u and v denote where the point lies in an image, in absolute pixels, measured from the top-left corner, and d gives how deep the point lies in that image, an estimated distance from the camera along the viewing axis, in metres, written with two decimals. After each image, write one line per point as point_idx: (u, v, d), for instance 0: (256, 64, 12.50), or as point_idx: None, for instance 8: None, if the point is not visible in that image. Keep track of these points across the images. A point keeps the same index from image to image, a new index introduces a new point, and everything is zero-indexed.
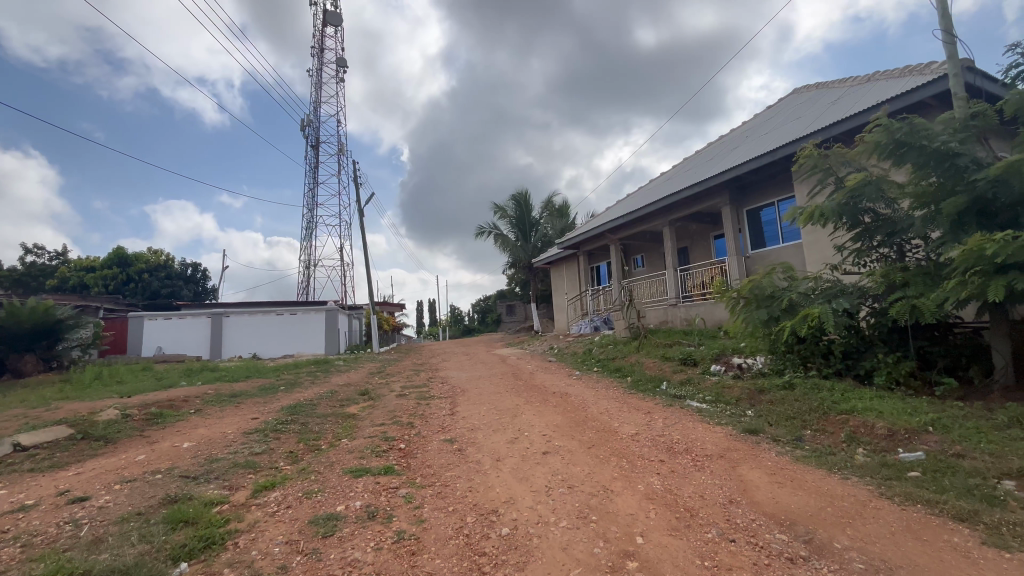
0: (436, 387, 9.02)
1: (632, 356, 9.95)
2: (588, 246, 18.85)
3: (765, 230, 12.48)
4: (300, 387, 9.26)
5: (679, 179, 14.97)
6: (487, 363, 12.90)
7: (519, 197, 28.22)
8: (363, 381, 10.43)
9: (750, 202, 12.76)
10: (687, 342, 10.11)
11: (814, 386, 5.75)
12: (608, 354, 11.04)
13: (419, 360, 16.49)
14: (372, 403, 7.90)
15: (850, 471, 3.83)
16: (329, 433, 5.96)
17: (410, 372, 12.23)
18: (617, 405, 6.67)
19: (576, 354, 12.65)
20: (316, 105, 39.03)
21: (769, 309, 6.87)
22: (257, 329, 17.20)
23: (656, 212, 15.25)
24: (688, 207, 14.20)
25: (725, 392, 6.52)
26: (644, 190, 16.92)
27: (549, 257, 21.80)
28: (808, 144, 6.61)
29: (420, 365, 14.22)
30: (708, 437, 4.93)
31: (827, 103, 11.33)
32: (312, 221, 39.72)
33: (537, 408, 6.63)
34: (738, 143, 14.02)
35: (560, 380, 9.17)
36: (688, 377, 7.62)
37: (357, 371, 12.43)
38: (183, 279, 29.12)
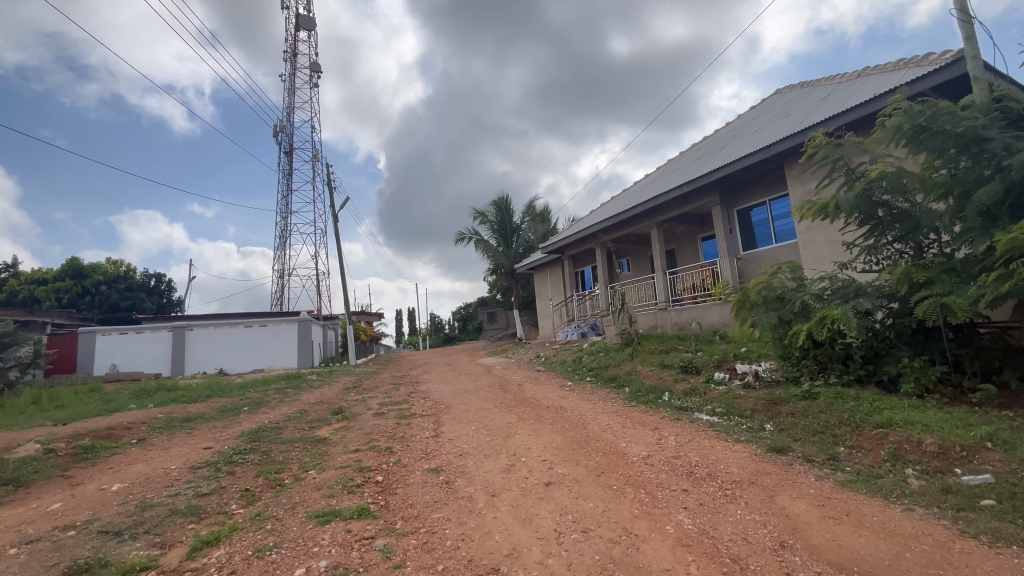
0: (418, 403, 8.25)
1: (626, 364, 9.36)
2: (573, 251, 18.34)
3: (756, 231, 12.13)
4: (266, 407, 8.37)
5: (666, 180, 14.60)
6: (472, 374, 12.17)
7: (499, 202, 27.68)
8: (337, 398, 9.59)
9: (740, 202, 12.43)
10: (684, 349, 9.58)
11: (838, 394, 5.23)
12: (600, 362, 10.43)
13: (398, 372, 15.62)
14: (347, 423, 7.08)
15: (910, 499, 3.27)
16: (294, 464, 5.15)
17: (388, 386, 11.37)
18: (620, 421, 6.04)
19: (566, 363, 12.01)
20: (289, 111, 37.94)
21: (779, 312, 6.40)
22: (223, 343, 16.05)
23: (643, 214, 14.82)
24: (677, 208, 13.82)
25: (737, 403, 5.97)
26: (629, 192, 16.53)
27: (532, 262, 21.23)
28: (819, 131, 6.25)
29: (400, 377, 13.39)
30: (732, 459, 4.33)
31: (817, 100, 11.08)
32: (286, 229, 38.41)
33: (532, 426, 5.94)
34: (725, 143, 13.75)
35: (553, 392, 8.49)
36: (692, 387, 7.06)
37: (332, 386, 11.53)
38: (146, 291, 27.53)
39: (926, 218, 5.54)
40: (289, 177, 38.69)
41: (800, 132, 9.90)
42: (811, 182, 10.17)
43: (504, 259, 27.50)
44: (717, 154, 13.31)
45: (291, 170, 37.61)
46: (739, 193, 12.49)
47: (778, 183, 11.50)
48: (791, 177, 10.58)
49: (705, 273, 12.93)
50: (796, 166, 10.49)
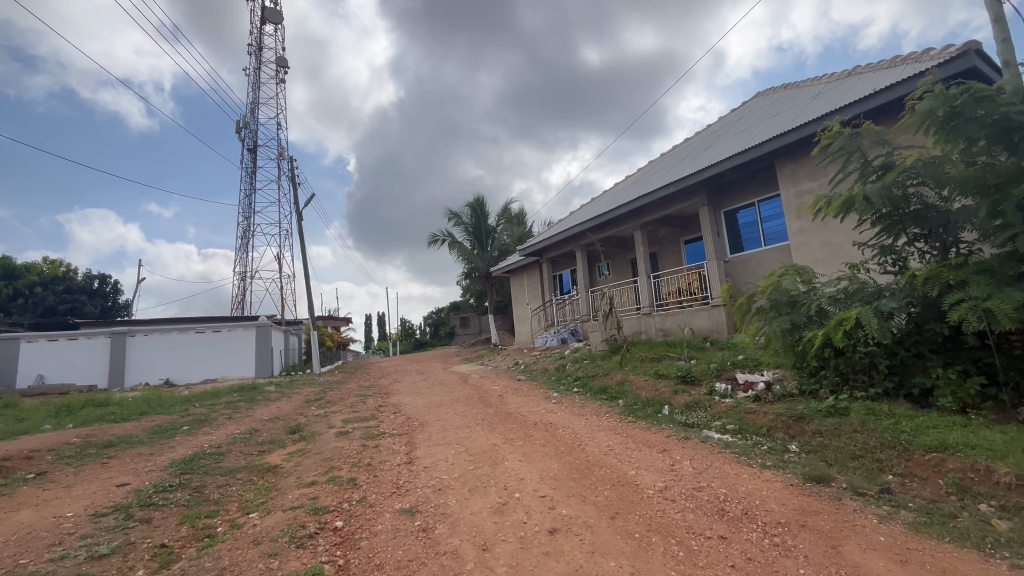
0: (388, 420, 7.31)
1: (616, 374, 8.67)
2: (552, 254, 17.68)
3: (744, 232, 11.74)
4: (210, 425, 7.26)
5: (649, 181, 14.11)
6: (447, 384, 11.26)
7: (475, 204, 26.92)
8: (295, 413, 8.52)
9: (727, 203, 12.03)
10: (676, 356, 8.97)
11: (869, 408, 4.65)
12: (585, 371, 9.72)
13: (366, 381, 14.51)
14: (304, 446, 6.09)
15: (1010, 552, 2.63)
16: (232, 505, 4.16)
17: (355, 398, 10.34)
18: (620, 441, 5.30)
19: (548, 371, 11.26)
20: (254, 107, 36.22)
21: (792, 317, 5.83)
22: (170, 350, 14.58)
23: (627, 215, 14.29)
24: (662, 209, 13.34)
25: (750, 419, 5.33)
26: (610, 193, 16.00)
27: (509, 265, 20.45)
28: (836, 119, 5.74)
29: (368, 388, 12.35)
30: (766, 492, 3.64)
31: (807, 99, 10.77)
32: (248, 229, 36.49)
33: (521, 448, 5.13)
34: (710, 143, 13.41)
35: (539, 406, 7.71)
36: (694, 400, 6.41)
37: (290, 398, 10.40)
38: (88, 293, 25.32)
39: (954, 214, 5.08)
40: (252, 175, 36.77)
41: (794, 130, 9.52)
42: (803, 183, 9.80)
43: (479, 263, 26.66)
44: (702, 154, 12.89)
45: (254, 168, 35.72)
46: (726, 194, 12.08)
47: (767, 184, 11.12)
48: (782, 177, 10.20)
49: (691, 277, 12.47)
50: (787, 166, 10.11)
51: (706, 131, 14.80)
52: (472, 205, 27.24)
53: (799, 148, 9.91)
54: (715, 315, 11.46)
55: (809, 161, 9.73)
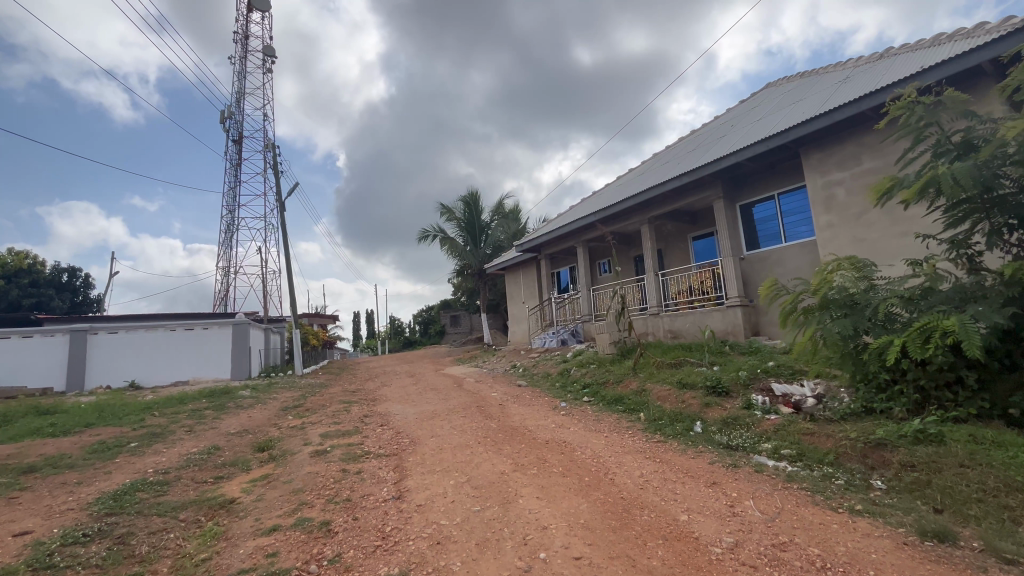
0: (373, 435, 6.31)
1: (631, 382, 7.75)
2: (550, 250, 16.76)
3: (761, 228, 10.93)
4: (163, 442, 6.19)
5: (657, 173, 13.26)
6: (439, 389, 10.29)
7: (468, 199, 25.95)
8: (268, 425, 7.49)
9: (743, 196, 11.20)
10: (696, 362, 8.09)
11: (969, 434, 3.76)
12: (594, 377, 8.81)
13: (352, 385, 13.46)
14: (271, 470, 5.07)
15: None
16: (161, 565, 3.14)
17: (339, 405, 9.31)
18: (655, 471, 4.37)
19: (550, 377, 10.32)
20: (240, 97, 34.90)
21: (853, 319, 4.95)
22: (136, 350, 13.36)
23: (633, 209, 13.41)
24: (671, 203, 12.47)
25: (811, 443, 4.44)
26: (615, 186, 15.13)
27: (503, 262, 19.51)
28: (910, 85, 4.89)
29: (353, 393, 11.33)
30: (875, 555, 2.75)
31: (833, 84, 9.97)
32: (231, 223, 35.11)
33: (536, 479, 4.19)
34: (724, 133, 12.57)
35: (546, 419, 6.76)
36: (732, 416, 5.52)
37: (265, 405, 9.34)
38: (56, 287, 23.85)
39: None
40: (237, 166, 35.36)
41: (825, 114, 8.67)
42: (833, 173, 8.96)
43: (471, 260, 25.61)
44: (715, 144, 12.07)
45: (239, 159, 34.33)
46: (741, 186, 11.25)
47: (788, 175, 10.30)
48: (808, 167, 9.36)
49: (703, 275, 11.63)
50: (814, 155, 9.27)
51: (717, 122, 14.00)
52: (465, 199, 26.26)
53: (828, 136, 9.08)
54: (730, 316, 10.67)
55: (839, 149, 8.90)
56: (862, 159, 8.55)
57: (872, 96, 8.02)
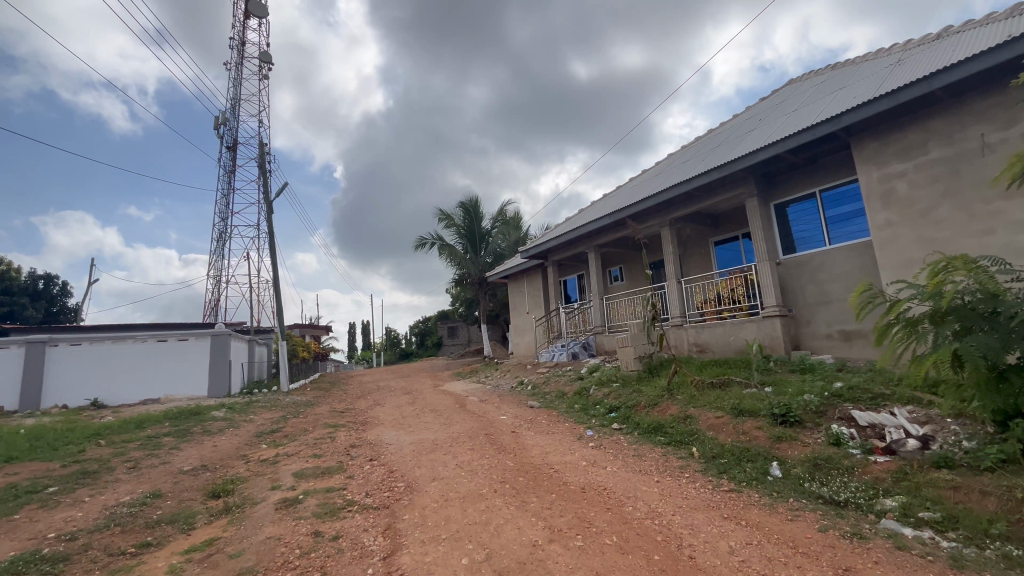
0: (360, 477, 5.04)
1: (670, 408, 6.50)
2: (558, 257, 15.59)
3: (798, 229, 9.83)
4: (91, 486, 4.88)
5: (678, 172, 12.15)
6: (439, 411, 9.02)
7: (468, 205, 24.97)
8: (233, 459, 6.20)
9: (778, 194, 10.08)
10: (743, 383, 6.86)
11: None
12: (621, 398, 7.56)
13: (342, 403, 12.14)
14: (218, 534, 3.77)
15: None
16: None
17: (323, 430, 7.99)
18: (749, 544, 3.12)
19: (566, 397, 9.05)
20: (235, 103, 34.01)
21: (994, 332, 3.76)
22: (101, 365, 12.02)
23: (651, 210, 12.28)
24: (694, 204, 11.33)
25: (965, 503, 3.22)
26: (629, 188, 14.06)
27: (506, 270, 18.32)
28: None
29: (342, 413, 10.03)
30: None
31: (884, 68, 8.93)
32: (223, 231, 33.94)
33: (584, 560, 2.95)
34: (753, 127, 11.51)
35: (573, 454, 5.51)
36: (821, 455, 4.28)
37: (237, 430, 8.02)
38: (30, 295, 22.47)
39: None
40: (231, 174, 34.21)
41: (886, 96, 7.58)
42: (892, 165, 7.86)
43: (471, 269, 24.42)
44: (744, 139, 10.99)
45: (232, 166, 33.24)
46: (776, 184, 10.14)
47: (833, 170, 9.19)
48: (861, 159, 8.27)
49: (733, 281, 10.46)
50: (868, 145, 8.18)
51: (742, 118, 12.99)
52: (465, 205, 25.26)
53: (886, 122, 7.99)
54: (766, 327, 9.51)
55: (900, 137, 7.79)
56: (928, 147, 7.45)
57: (945, 74, 6.94)
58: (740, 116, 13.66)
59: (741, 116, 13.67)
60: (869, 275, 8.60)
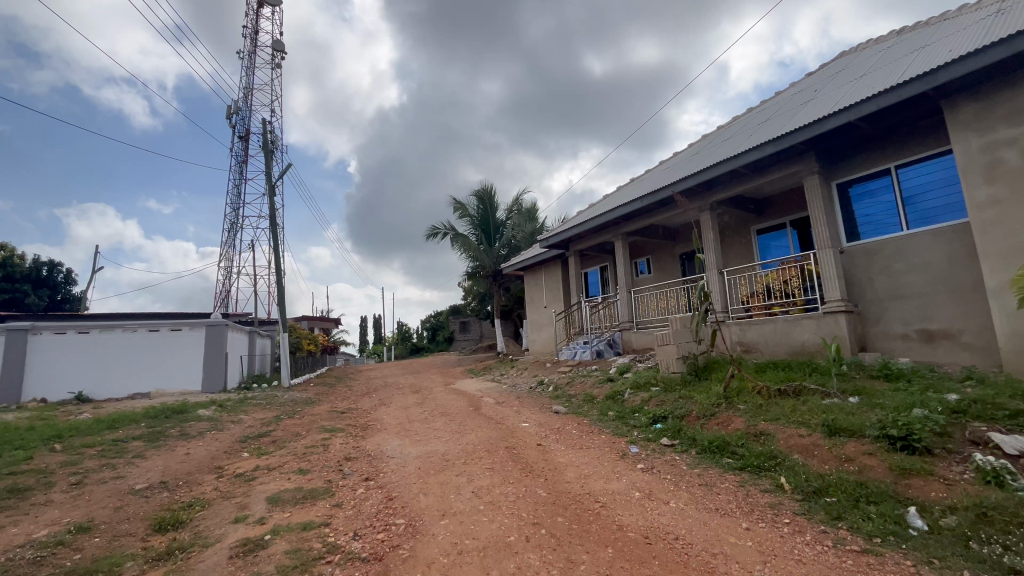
0: (350, 507, 3.94)
1: (734, 422, 5.31)
2: (581, 246, 14.38)
3: (865, 212, 8.51)
4: (8, 512, 3.84)
5: (720, 150, 10.84)
6: (451, 415, 7.94)
7: (484, 194, 24.09)
8: (202, 473, 5.14)
9: (841, 172, 8.76)
10: (820, 392, 5.63)
11: None
12: (667, 407, 6.39)
13: (344, 401, 11.15)
14: None
15: None
16: None
17: (317, 436, 6.92)
18: None
19: (596, 402, 7.88)
20: (247, 90, 33.25)
21: None
22: (87, 356, 11.14)
23: (690, 193, 10.99)
24: (739, 185, 10.04)
25: None
26: (662, 171, 12.79)
27: (522, 261, 17.16)
28: None
29: (343, 415, 9.01)
30: None
31: (980, 20, 7.56)
32: (233, 221, 33.29)
33: None
34: (809, 98, 10.16)
35: (621, 481, 4.35)
36: (985, 501, 3.06)
37: (219, 434, 6.98)
38: (33, 281, 21.89)
39: None
40: (243, 163, 33.51)
41: (999, 45, 6.22)
42: (999, 130, 6.52)
43: (485, 260, 23.32)
44: (800, 112, 9.66)
45: (245, 156, 32.52)
46: (840, 160, 8.82)
47: (913, 141, 7.86)
48: (956, 126, 6.94)
49: (786, 271, 9.16)
50: (965, 109, 6.86)
51: (793, 93, 11.64)
52: (480, 194, 24.26)
53: (990, 80, 6.66)
54: (827, 325, 8.19)
55: (1010, 97, 6.46)
56: None
57: None
58: (788, 92, 12.31)
59: (790, 92, 12.33)
60: (957, 265, 7.29)
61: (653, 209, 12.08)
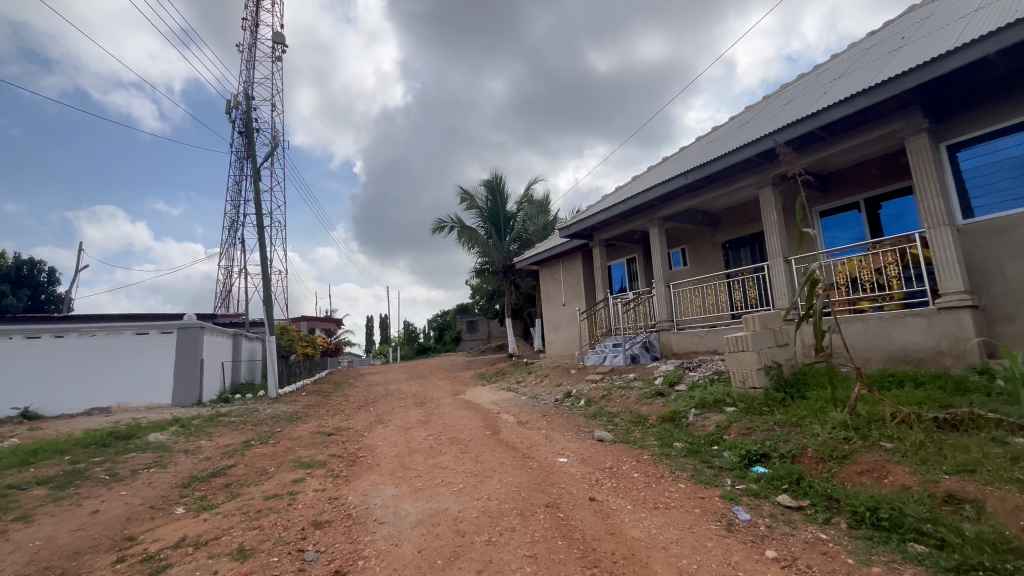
0: None
1: (894, 472, 3.52)
2: (608, 235, 12.57)
3: (985, 180, 6.70)
4: None
5: (784, 114, 8.94)
6: (463, 441, 6.21)
7: (494, 183, 22.39)
8: (94, 555, 3.43)
9: (954, 130, 6.93)
10: (1008, 423, 3.83)
11: None
12: (764, 440, 4.60)
13: (336, 417, 9.47)
14: None
15: None
16: None
17: (288, 475, 5.22)
18: None
19: (650, 427, 6.11)
20: (246, 84, 31.96)
21: None
22: (35, 365, 9.52)
23: (746, 166, 9.10)
24: (810, 153, 8.18)
25: None
26: (706, 146, 10.91)
27: (538, 255, 15.41)
28: None
29: (330, 437, 7.32)
30: None
31: None
32: (232, 218, 31.89)
33: None
34: (899, 45, 8.26)
35: None
36: None
37: (159, 473, 5.28)
38: (12, 281, 20.40)
39: None
40: (242, 158, 32.00)
41: None
42: None
43: (495, 255, 21.57)
44: (891, 60, 7.74)
45: (244, 151, 31.14)
46: (951, 115, 6.98)
47: None
48: None
49: (878, 257, 7.26)
50: None
51: (867, 47, 9.75)
52: (490, 184, 22.55)
53: None
54: (942, 325, 6.37)
55: None
56: None
57: None
58: (857, 49, 10.42)
59: (859, 49, 10.44)
60: None
61: (696, 189, 10.22)
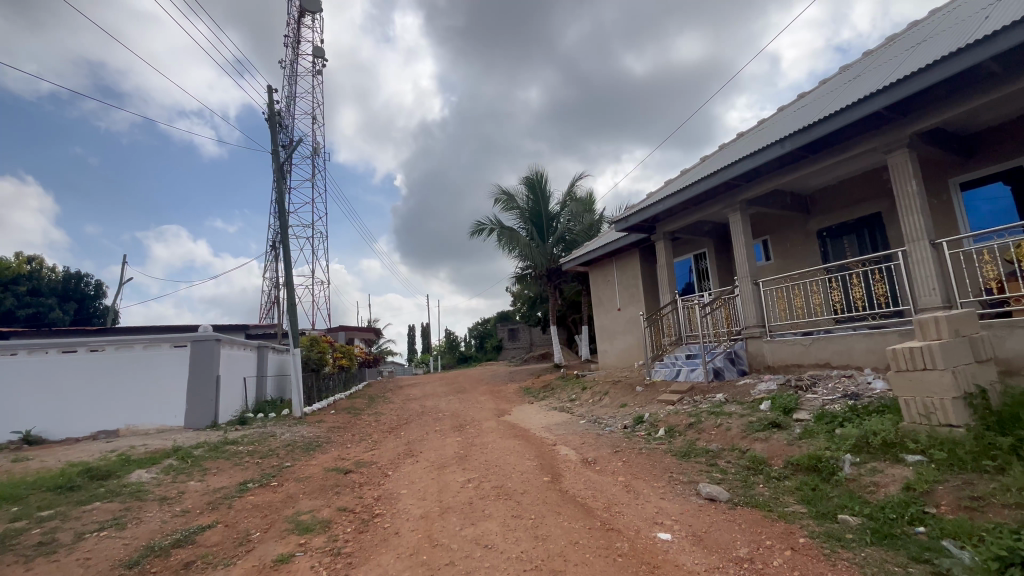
0: None
1: None
2: (674, 226, 10.65)
3: None
4: None
5: (920, 55, 6.82)
6: (513, 493, 4.55)
7: (535, 180, 20.81)
8: None
9: None
10: None
11: None
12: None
13: (361, 444, 8.04)
14: None
15: None
16: None
17: (273, 549, 3.73)
18: None
19: (781, 479, 4.24)
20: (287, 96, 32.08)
21: None
22: (38, 384, 8.66)
23: (867, 126, 7.02)
24: (969, 99, 6.06)
25: None
26: (799, 111, 8.86)
27: (588, 254, 13.59)
28: None
29: (347, 476, 5.86)
30: None
31: None
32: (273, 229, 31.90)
33: None
34: None
35: None
36: None
37: (108, 540, 3.92)
38: (60, 295, 20.57)
39: None
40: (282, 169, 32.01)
41: None
42: None
43: (538, 258, 19.92)
44: None
45: None
46: None
47: None
48: None
49: None
50: None
51: None
52: (531, 182, 20.98)
53: None
54: None
55: None
56: None
57: None
58: None
59: None
60: None
61: (792, 162, 8.17)
